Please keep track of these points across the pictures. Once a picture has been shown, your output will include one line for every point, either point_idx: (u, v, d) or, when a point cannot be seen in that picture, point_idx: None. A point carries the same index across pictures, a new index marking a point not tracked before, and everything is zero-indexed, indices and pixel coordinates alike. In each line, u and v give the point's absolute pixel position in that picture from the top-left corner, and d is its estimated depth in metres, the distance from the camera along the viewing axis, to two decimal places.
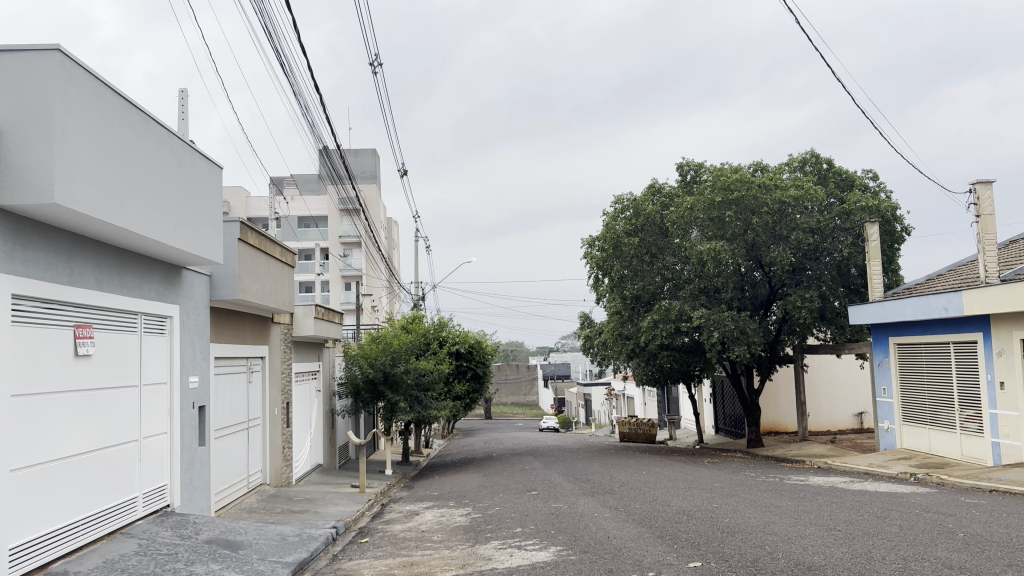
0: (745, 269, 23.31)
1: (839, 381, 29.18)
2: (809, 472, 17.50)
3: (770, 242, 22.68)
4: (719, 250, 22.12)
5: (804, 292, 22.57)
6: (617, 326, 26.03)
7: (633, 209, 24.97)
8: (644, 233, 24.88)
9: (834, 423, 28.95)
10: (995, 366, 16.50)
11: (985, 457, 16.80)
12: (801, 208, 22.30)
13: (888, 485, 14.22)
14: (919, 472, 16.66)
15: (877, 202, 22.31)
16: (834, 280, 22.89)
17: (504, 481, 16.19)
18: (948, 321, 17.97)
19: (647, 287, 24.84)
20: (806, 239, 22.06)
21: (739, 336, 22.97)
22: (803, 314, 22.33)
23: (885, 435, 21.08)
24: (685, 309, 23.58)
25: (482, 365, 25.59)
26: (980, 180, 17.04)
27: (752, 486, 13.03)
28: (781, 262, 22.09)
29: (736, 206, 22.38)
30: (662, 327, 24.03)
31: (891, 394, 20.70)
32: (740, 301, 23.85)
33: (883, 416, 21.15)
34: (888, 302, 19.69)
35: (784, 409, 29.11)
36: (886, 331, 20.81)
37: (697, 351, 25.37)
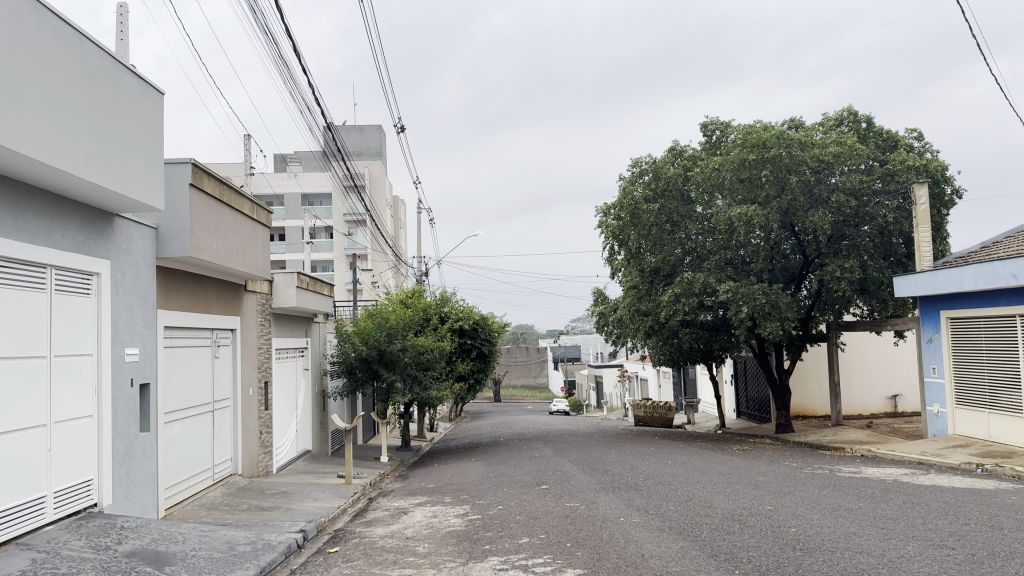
0: (776, 238, 21.16)
1: (869, 362, 26.97)
2: (856, 461, 15.43)
3: (806, 207, 20.51)
4: (750, 216, 19.97)
5: (844, 262, 20.39)
6: (634, 301, 23.92)
7: (653, 172, 22.79)
8: (665, 199, 22.72)
9: (865, 406, 26.75)
10: None
11: None
12: (841, 169, 20.12)
13: (960, 478, 12.07)
14: (984, 462, 14.46)
15: (925, 162, 20.10)
16: (876, 249, 20.71)
17: (510, 472, 14.20)
18: (1017, 291, 15.72)
19: (668, 258, 22.70)
20: (847, 202, 19.90)
21: (770, 311, 20.86)
22: (842, 286, 20.16)
23: (933, 420, 18.87)
24: (710, 281, 21.43)
25: (487, 343, 23.61)
26: None
27: (805, 481, 10.97)
28: (819, 228, 19.94)
29: (771, 165, 20.19)
30: (684, 301, 21.72)
31: (942, 374, 18.49)
32: (771, 274, 21.70)
33: (932, 398, 18.94)
34: (942, 271, 17.44)
35: (810, 391, 26.93)
36: (937, 304, 18.55)
37: (722, 329, 23.25)
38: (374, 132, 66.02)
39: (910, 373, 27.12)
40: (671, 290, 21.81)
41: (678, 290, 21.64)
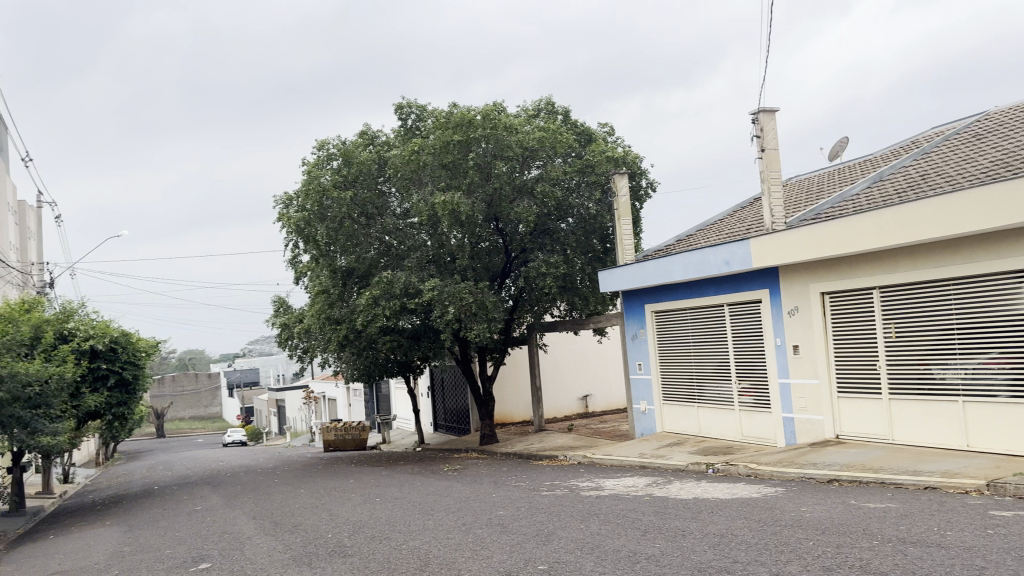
0: (481, 232, 19.22)
1: (562, 363, 26.26)
2: (583, 473, 13.70)
3: (510, 198, 18.81)
4: (456, 204, 17.72)
5: (550, 257, 19.01)
6: (323, 307, 20.38)
7: (344, 157, 19.57)
8: (359, 188, 19.67)
9: (560, 410, 25.95)
10: (786, 329, 13.75)
11: (775, 437, 14.11)
12: (548, 159, 18.82)
13: (710, 485, 10.58)
14: (709, 460, 13.51)
15: (623, 153, 19.55)
16: (578, 244, 19.62)
17: (154, 542, 9.97)
18: (726, 280, 15.10)
19: (363, 256, 19.67)
20: (552, 193, 18.59)
21: (477, 312, 18.74)
22: (549, 282, 18.73)
23: (640, 419, 17.96)
24: (411, 281, 18.76)
25: (134, 368, 18.42)
26: (764, 107, 14.11)
27: (560, 513, 8.56)
28: (526, 220, 18.36)
29: (474, 150, 18.21)
30: (382, 305, 18.79)
31: (649, 371, 17.63)
32: (476, 272, 19.68)
33: (639, 397, 18.05)
34: (652, 262, 16.58)
35: (509, 396, 25.42)
36: (642, 297, 17.78)
37: (425, 336, 20.73)
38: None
39: (599, 373, 26.91)
40: (368, 291, 18.79)
41: (376, 292, 18.69)
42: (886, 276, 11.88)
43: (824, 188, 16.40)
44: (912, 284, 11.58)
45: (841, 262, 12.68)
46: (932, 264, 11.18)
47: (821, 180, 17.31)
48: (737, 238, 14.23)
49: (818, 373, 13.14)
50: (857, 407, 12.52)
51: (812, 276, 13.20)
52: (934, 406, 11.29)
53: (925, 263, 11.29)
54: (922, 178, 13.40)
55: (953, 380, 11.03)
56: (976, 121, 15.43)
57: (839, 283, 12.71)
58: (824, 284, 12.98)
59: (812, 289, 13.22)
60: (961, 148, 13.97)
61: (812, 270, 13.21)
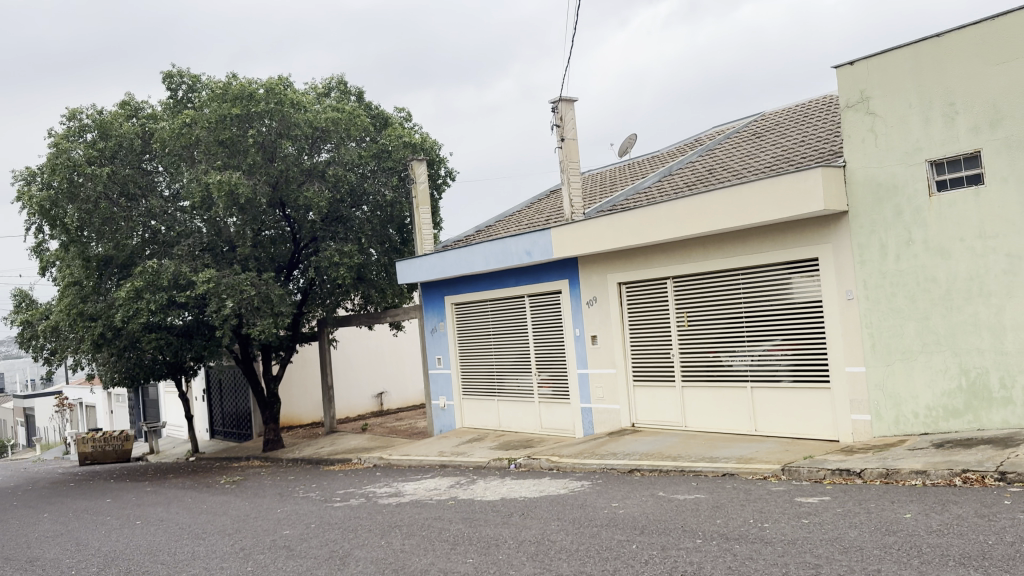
0: (265, 217, 17.59)
1: (356, 360, 25.04)
2: (379, 476, 12.78)
3: (298, 181, 17.37)
4: (236, 185, 16.05)
5: (343, 246, 17.82)
6: (74, 302, 17.65)
7: (100, 129, 17.05)
8: (119, 165, 17.26)
9: (353, 409, 24.72)
10: (584, 319, 13.72)
11: (573, 427, 14.06)
12: (340, 141, 17.59)
13: (514, 482, 10.14)
14: (510, 454, 13.15)
15: (420, 139, 18.75)
16: (373, 233, 18.58)
17: None
18: (526, 271, 14.82)
19: (124, 242, 17.32)
20: (344, 177, 17.41)
21: (260, 305, 17.13)
22: (341, 272, 17.53)
23: (438, 415, 17.33)
24: (183, 270, 16.74)
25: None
26: (564, 96, 13.86)
27: (357, 527, 7.63)
28: (316, 205, 17.04)
29: (256, 126, 16.59)
30: (148, 298, 16.59)
31: (447, 365, 17.03)
32: (260, 262, 18.00)
33: (437, 392, 17.40)
34: (451, 252, 15.95)
35: (297, 397, 23.78)
36: (440, 289, 17.14)
37: (200, 333, 18.67)
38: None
39: (394, 368, 25.96)
40: (129, 282, 16.50)
41: (139, 283, 16.46)
42: (680, 265, 12.16)
43: (618, 181, 16.71)
44: (704, 274, 11.94)
45: (637, 253, 12.82)
46: (722, 255, 11.56)
47: (614, 173, 17.66)
48: (536, 228, 13.97)
49: (615, 362, 13.24)
50: (651, 394, 12.74)
51: (610, 266, 13.24)
52: (723, 392, 11.70)
53: (716, 253, 11.66)
54: (709, 173, 13.95)
55: (741, 366, 11.49)
56: (751, 123, 16.44)
57: (634, 274, 12.84)
58: (620, 274, 13.07)
59: (609, 279, 13.26)
60: (741, 147, 14.76)
61: (609, 260, 13.26)
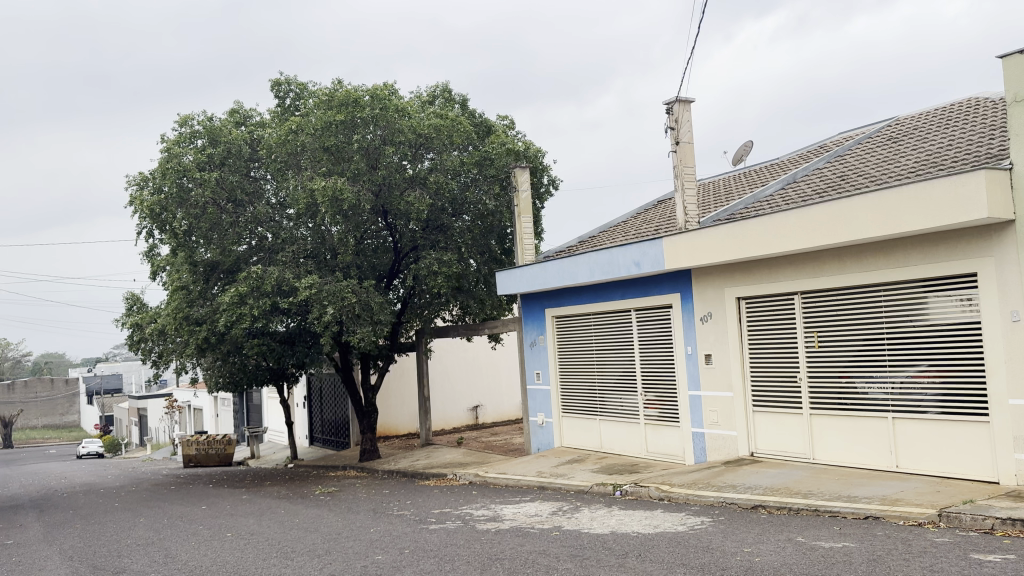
0: (367, 225, 17.36)
1: (453, 372, 24.65)
2: (476, 496, 12.11)
3: (401, 188, 17.06)
4: (340, 191, 15.87)
5: (444, 255, 17.36)
6: (182, 306, 17.87)
7: (211, 136, 17.28)
8: (227, 172, 17.42)
9: (448, 422, 24.30)
10: (697, 337, 12.71)
11: (683, 453, 13.03)
12: (443, 148, 17.20)
13: (623, 513, 9.27)
14: (614, 479, 12.26)
15: (523, 146, 18.14)
16: (474, 242, 18.08)
17: None
18: (634, 283, 13.91)
19: (230, 248, 17.44)
20: (446, 184, 16.98)
21: (360, 314, 16.79)
22: (441, 282, 17.06)
23: (536, 432, 16.56)
24: (286, 277, 16.63)
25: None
26: (681, 96, 13.04)
27: (455, 557, 6.97)
28: (418, 212, 16.66)
29: (361, 132, 16.39)
30: (251, 304, 16.56)
31: (546, 381, 16.27)
32: (361, 270, 17.76)
33: (534, 408, 16.64)
34: (553, 262, 15.19)
35: (393, 408, 23.54)
36: (541, 301, 16.43)
37: (300, 340, 18.58)
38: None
39: (490, 382, 25.40)
40: (235, 288, 16.54)
41: (244, 288, 16.47)
42: (811, 280, 11.06)
43: (734, 190, 15.61)
44: (840, 290, 10.83)
45: (761, 266, 11.78)
46: (861, 268, 10.41)
47: (729, 182, 16.54)
48: (646, 237, 13.05)
49: (732, 385, 12.18)
50: (773, 422, 11.67)
51: (728, 280, 12.22)
52: (859, 424, 10.57)
53: (855, 267, 10.52)
54: (839, 180, 12.74)
55: (882, 395, 10.31)
56: (885, 127, 15.06)
57: (757, 288, 11.80)
58: (740, 289, 12.05)
59: (727, 294, 12.23)
60: (876, 152, 13.45)
61: (728, 273, 12.25)
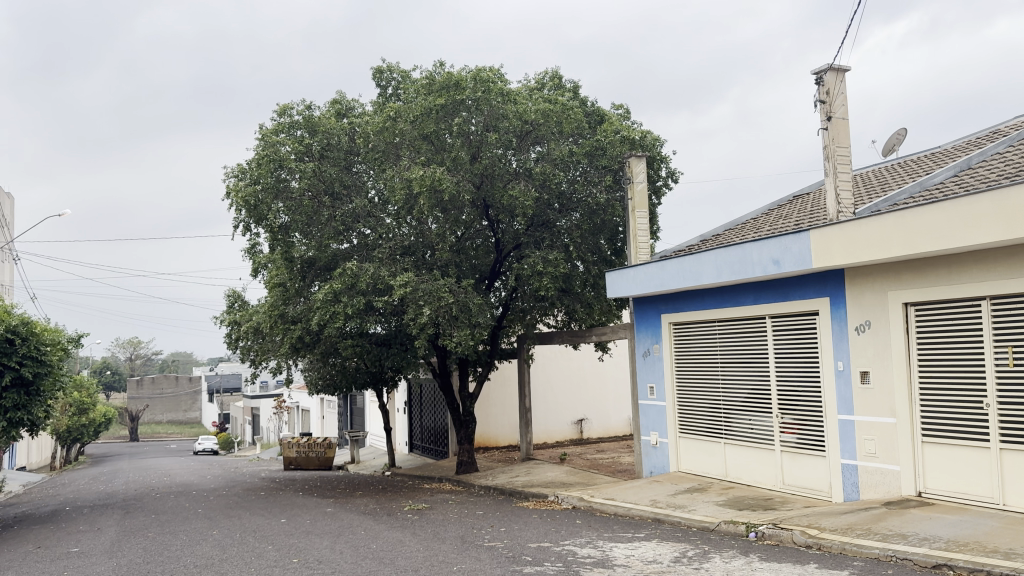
0: (467, 220, 16.03)
1: (557, 382, 23.07)
2: (581, 528, 10.42)
3: (505, 179, 15.61)
4: (440, 181, 14.58)
5: (549, 253, 15.77)
6: (276, 303, 17.05)
7: (309, 125, 16.40)
8: (326, 163, 16.51)
9: (550, 435, 22.73)
10: (850, 350, 10.65)
11: (831, 488, 10.92)
12: (552, 136, 15.62)
13: (764, 566, 7.40)
14: (746, 516, 10.31)
15: (639, 133, 16.31)
16: (584, 239, 16.39)
17: None
18: (770, 286, 11.92)
19: (325, 243, 16.46)
20: (553, 175, 15.40)
21: (458, 315, 15.42)
22: (547, 284, 15.46)
23: (648, 453, 14.73)
24: (381, 275, 15.46)
25: (46, 378, 14.67)
26: (833, 65, 11.10)
27: None
28: (521, 206, 15.17)
29: (464, 117, 15.07)
30: (345, 302, 15.47)
31: (662, 396, 14.40)
32: (460, 268, 16.43)
33: (647, 426, 14.81)
34: (672, 260, 13.29)
35: (494, 419, 22.17)
36: (656, 304, 14.58)
37: (395, 342, 17.42)
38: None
39: (596, 394, 23.62)
40: (328, 285, 15.54)
41: (337, 285, 15.44)
42: (1005, 281, 8.85)
43: (890, 179, 13.32)
44: None
45: (935, 264, 9.62)
46: None
47: (883, 172, 14.21)
48: (788, 230, 11.07)
49: (895, 410, 10.04)
50: (948, 457, 9.44)
51: (893, 282, 10.10)
52: None
53: None
54: None
55: None
56: None
57: (931, 291, 9.63)
58: (908, 292, 9.90)
59: (891, 299, 10.12)
60: None
61: (891, 273, 10.12)
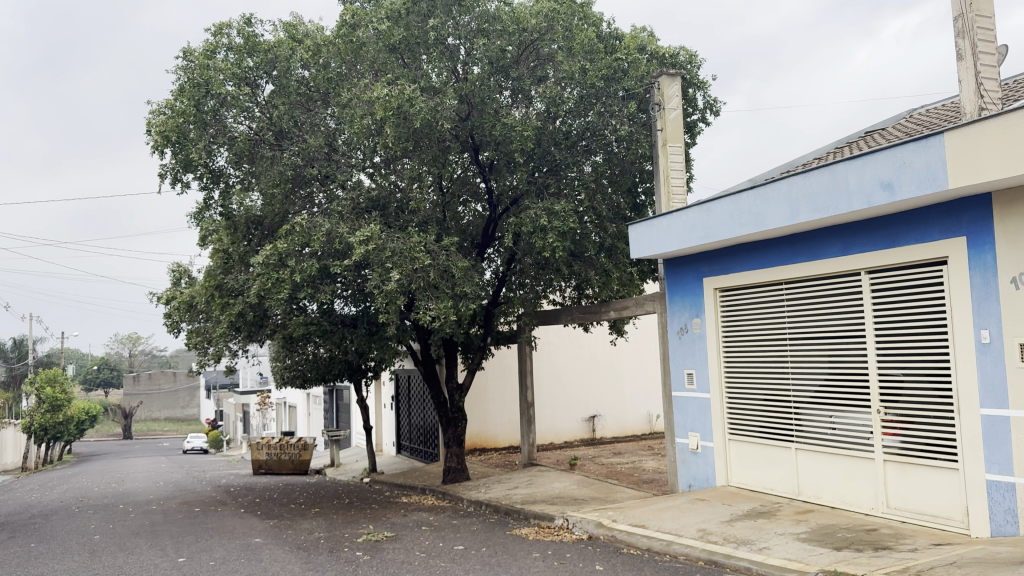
0: (451, 162, 12.53)
1: (566, 372, 19.66)
2: None
3: (500, 106, 12.13)
4: (411, 101, 11.25)
5: (554, 201, 12.20)
6: (215, 272, 13.60)
7: (251, 43, 12.96)
8: (274, 94, 13.08)
9: (558, 434, 19.32)
10: (1003, 313, 7.18)
11: (970, 518, 7.45)
12: (559, 52, 12.13)
13: None
14: (853, 563, 6.83)
15: (670, 51, 12.80)
16: (601, 187, 12.86)
17: None
18: (870, 227, 8.45)
19: (272, 194, 12.96)
20: (561, 100, 11.92)
21: (438, 281, 11.94)
22: (552, 242, 11.87)
23: (685, 461, 11.28)
24: (339, 230, 11.99)
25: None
26: None
27: None
28: (518, 139, 11.72)
29: (445, 22, 11.63)
30: (293, 266, 11.98)
31: (704, 385, 10.94)
32: (442, 226, 12.98)
33: (684, 425, 11.35)
34: (723, 200, 9.77)
35: (491, 414, 18.77)
36: (697, 266, 11.08)
37: (363, 323, 13.88)
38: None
39: (611, 387, 20.15)
40: (271, 245, 12.07)
41: (283, 245, 11.94)
42: None
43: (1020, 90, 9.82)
44: None
45: None
46: None
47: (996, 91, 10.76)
48: (906, 139, 7.60)
49: None
50: None
51: None
52: None
53: None
54: None
55: None
56: None
57: None
58: None
59: None
60: None
61: None
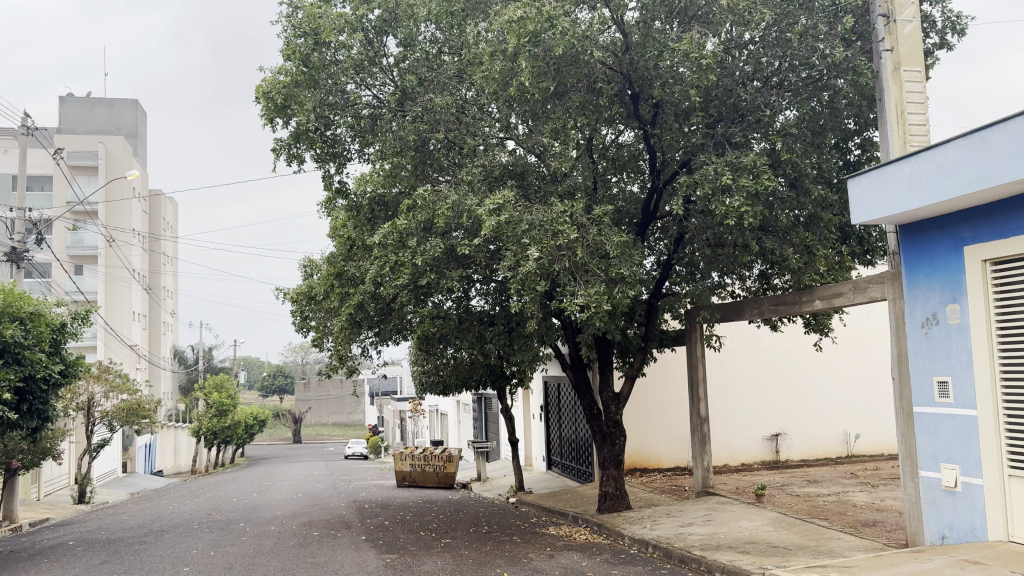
0: (605, 113, 10.03)
1: (744, 380, 16.57)
2: None
3: (667, 35, 9.50)
4: (552, 20, 9.06)
5: (737, 154, 9.38)
6: (335, 258, 11.81)
7: None
8: (396, 49, 11.17)
9: (734, 455, 16.30)
10: None
11: None
12: None
13: None
14: None
15: None
16: (801, 136, 9.92)
17: None
18: None
19: (393, 165, 11.03)
20: (749, 18, 9.14)
21: (589, 261, 9.48)
22: (737, 207, 9.01)
23: (936, 503, 8.15)
24: (466, 201, 9.82)
25: (14, 367, 10.48)
26: None
27: None
28: (691, 71, 9.03)
29: None
30: (413, 246, 9.92)
31: (967, 396, 7.76)
32: (594, 196, 10.52)
33: (932, 453, 8.21)
34: (1011, 121, 6.67)
35: (655, 429, 16.00)
36: (953, 230, 7.93)
37: (501, 319, 11.66)
38: (128, 109, 48.97)
39: (801, 401, 16.73)
40: (390, 222, 10.14)
41: (403, 221, 9.92)
42: None
43: None
44: None
45: None
46: None
47: None
48: None
49: None
50: None
51: None
52: None
53: None
54: None
55: None
56: None
57: None
58: None
59: None
60: None
61: None
